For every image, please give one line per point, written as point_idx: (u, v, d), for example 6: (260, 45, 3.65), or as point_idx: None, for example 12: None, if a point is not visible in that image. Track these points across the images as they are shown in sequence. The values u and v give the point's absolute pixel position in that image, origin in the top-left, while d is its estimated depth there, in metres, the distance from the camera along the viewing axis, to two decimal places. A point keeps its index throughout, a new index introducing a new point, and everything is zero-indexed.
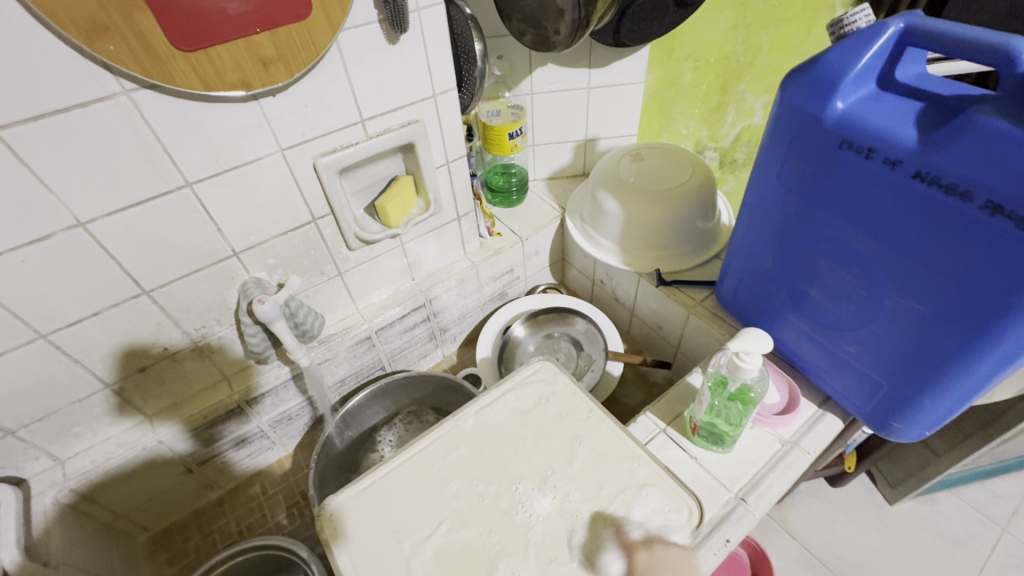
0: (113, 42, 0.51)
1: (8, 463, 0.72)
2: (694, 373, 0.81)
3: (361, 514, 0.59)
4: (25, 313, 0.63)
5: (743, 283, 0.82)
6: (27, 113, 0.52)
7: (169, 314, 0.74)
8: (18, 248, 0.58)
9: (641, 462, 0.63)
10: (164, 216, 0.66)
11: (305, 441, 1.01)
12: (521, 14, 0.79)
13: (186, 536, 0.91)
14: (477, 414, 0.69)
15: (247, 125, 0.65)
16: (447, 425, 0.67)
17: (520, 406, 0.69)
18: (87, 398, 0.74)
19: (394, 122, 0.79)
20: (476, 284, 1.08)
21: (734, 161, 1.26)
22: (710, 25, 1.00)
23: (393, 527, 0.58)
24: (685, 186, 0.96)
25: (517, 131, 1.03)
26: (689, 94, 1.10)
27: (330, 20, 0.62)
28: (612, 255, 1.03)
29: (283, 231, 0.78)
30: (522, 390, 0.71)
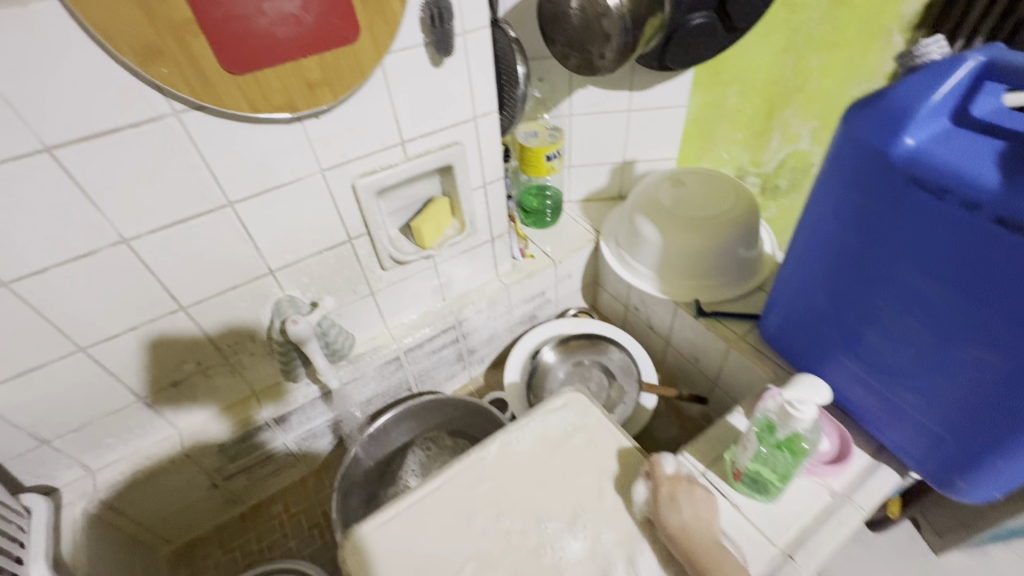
0: (166, 66, 0.52)
1: (41, 472, 0.73)
2: (736, 412, 0.77)
3: (383, 551, 0.56)
4: (66, 326, 0.63)
5: (791, 320, 0.78)
6: (80, 133, 0.53)
7: (203, 329, 0.74)
8: (64, 263, 0.59)
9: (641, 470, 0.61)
10: (204, 233, 0.66)
11: (329, 459, 1.00)
12: (566, 38, 0.77)
13: (207, 551, 0.90)
14: (502, 446, 0.65)
15: (290, 146, 0.65)
16: (473, 457, 0.64)
17: (548, 435, 0.65)
18: (121, 410, 0.74)
19: (433, 144, 0.78)
20: (507, 306, 1.06)
21: (776, 187, 1.21)
22: (758, 49, 0.97)
23: (417, 565, 0.55)
24: (728, 214, 0.92)
25: (555, 153, 1.01)
26: (733, 119, 1.07)
27: (377, 42, 0.62)
28: (649, 283, 0.99)
29: (318, 250, 0.77)
30: (549, 419, 0.67)
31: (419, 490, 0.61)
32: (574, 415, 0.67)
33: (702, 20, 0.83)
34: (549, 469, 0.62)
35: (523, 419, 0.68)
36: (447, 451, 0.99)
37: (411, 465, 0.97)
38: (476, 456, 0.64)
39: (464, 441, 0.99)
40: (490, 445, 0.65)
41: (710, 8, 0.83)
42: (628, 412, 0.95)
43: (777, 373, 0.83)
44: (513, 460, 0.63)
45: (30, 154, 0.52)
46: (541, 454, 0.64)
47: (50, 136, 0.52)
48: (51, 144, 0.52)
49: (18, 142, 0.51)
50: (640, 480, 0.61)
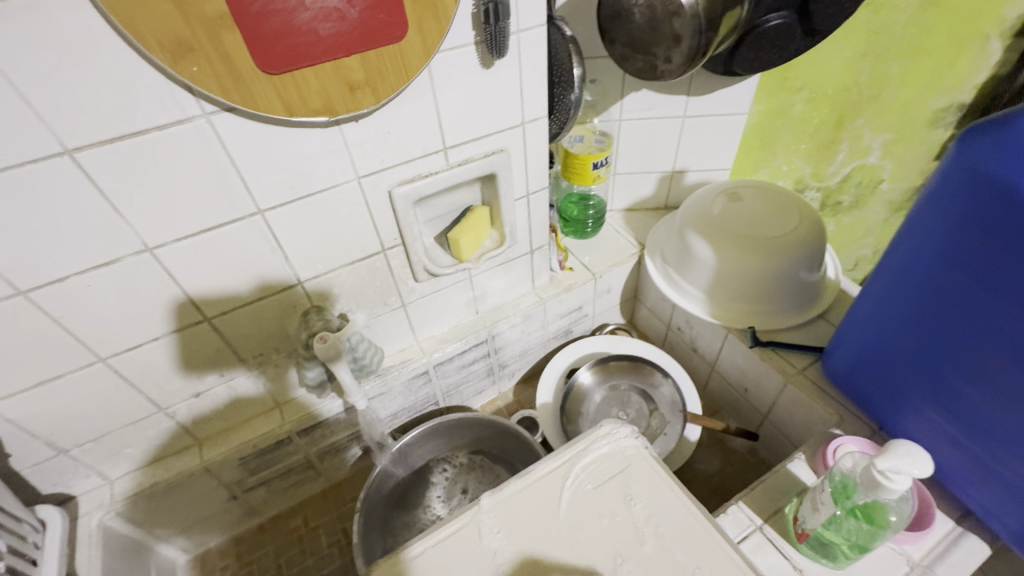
0: (197, 63, 0.47)
1: (58, 480, 0.70)
2: (797, 459, 0.70)
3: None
4: (85, 336, 0.60)
5: (867, 361, 0.70)
6: (103, 136, 0.48)
7: (228, 341, 0.70)
8: (85, 272, 0.55)
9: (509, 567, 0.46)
10: (232, 242, 0.62)
11: (350, 473, 0.96)
12: (628, 38, 0.70)
13: (226, 563, 0.88)
14: (539, 484, 0.51)
15: (325, 151, 0.60)
16: (503, 494, 0.51)
17: (603, 473, 0.52)
18: (140, 421, 0.71)
19: (477, 151, 0.72)
20: (542, 321, 1.00)
21: (838, 203, 1.12)
22: (833, 55, 0.88)
23: None
24: (793, 234, 0.84)
25: (602, 161, 0.93)
26: (797, 128, 0.98)
27: (426, 41, 0.56)
28: (697, 304, 0.92)
29: (350, 260, 0.72)
30: (585, 460, 0.52)
31: (437, 531, 0.49)
32: (619, 454, 0.53)
33: (779, 21, 0.75)
34: (591, 522, 0.49)
35: (557, 455, 0.53)
36: (474, 473, 0.94)
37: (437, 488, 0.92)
38: (507, 493, 0.51)
39: (492, 464, 0.94)
40: (522, 480, 0.52)
41: (789, 7, 0.75)
42: (669, 444, 0.89)
43: (843, 415, 0.75)
44: (553, 505, 0.50)
45: (49, 157, 0.47)
46: (584, 492, 0.51)
47: (71, 138, 0.47)
48: (72, 147, 0.48)
49: (36, 145, 0.46)
50: None
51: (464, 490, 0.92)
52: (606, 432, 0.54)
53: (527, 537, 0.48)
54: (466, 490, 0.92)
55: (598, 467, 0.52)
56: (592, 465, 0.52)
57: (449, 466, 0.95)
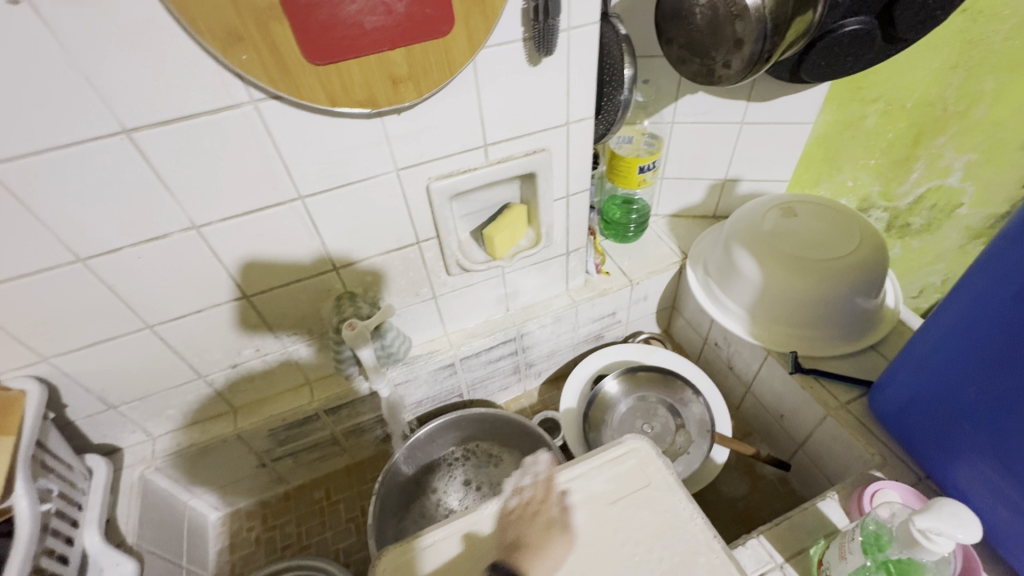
0: (247, 52, 0.48)
1: (107, 432, 0.76)
2: (830, 499, 0.66)
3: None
4: (135, 303, 0.63)
5: (920, 403, 0.64)
6: (160, 118, 0.51)
7: (265, 318, 0.73)
8: (139, 244, 0.59)
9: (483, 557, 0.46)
10: (274, 225, 0.64)
11: (373, 453, 0.99)
12: (686, 39, 0.67)
13: (251, 526, 0.92)
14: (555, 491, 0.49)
15: (366, 142, 0.61)
16: (502, 500, 0.49)
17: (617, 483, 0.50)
18: (182, 385, 0.75)
19: (519, 149, 0.71)
20: (573, 324, 0.99)
21: (907, 226, 1.04)
22: (917, 65, 0.80)
23: None
24: (850, 258, 0.78)
25: (649, 165, 0.90)
26: (868, 142, 0.91)
27: (471, 36, 0.55)
28: (737, 322, 0.88)
29: (384, 250, 0.73)
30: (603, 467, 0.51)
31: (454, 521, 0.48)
32: (635, 466, 0.51)
33: (856, 26, 0.69)
34: (617, 536, 0.47)
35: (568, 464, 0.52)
36: (474, 465, 0.95)
37: (440, 485, 0.93)
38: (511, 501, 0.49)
39: (484, 453, 0.96)
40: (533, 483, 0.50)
41: (871, 11, 0.69)
42: (694, 464, 0.86)
43: (886, 457, 0.70)
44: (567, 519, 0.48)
45: (109, 135, 0.50)
46: (601, 507, 0.48)
47: (130, 119, 0.50)
48: (130, 127, 0.50)
49: (98, 124, 0.49)
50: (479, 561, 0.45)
51: (476, 483, 0.93)
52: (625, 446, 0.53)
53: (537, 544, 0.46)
54: (470, 479, 0.93)
55: (615, 484, 0.50)
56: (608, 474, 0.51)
57: (444, 462, 0.95)
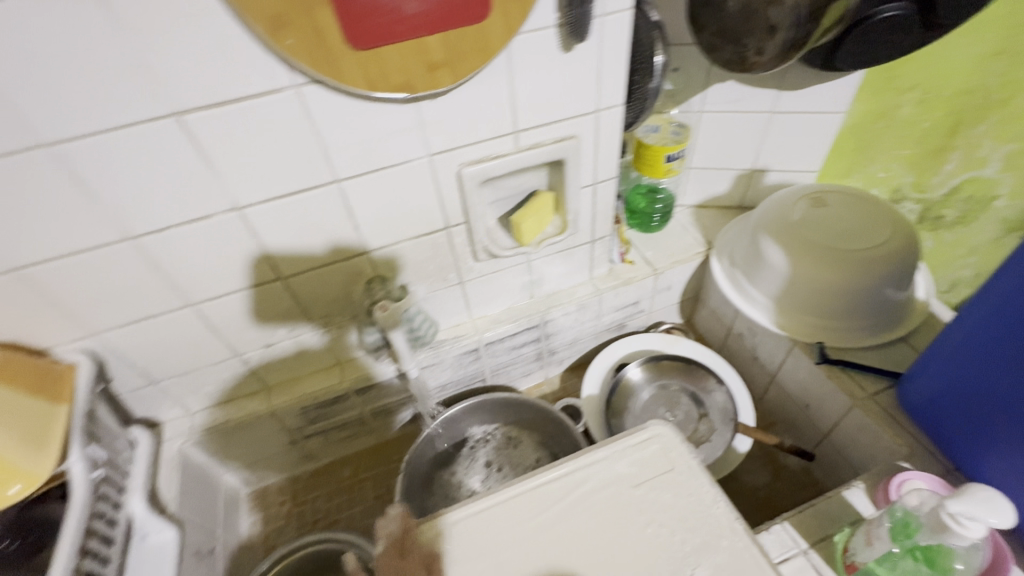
0: (292, 36, 0.49)
1: (148, 406, 0.79)
2: (855, 487, 0.66)
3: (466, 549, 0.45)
4: (179, 281, 0.66)
5: (952, 395, 0.64)
6: (208, 101, 0.53)
7: (299, 299, 0.75)
8: (184, 224, 0.61)
9: None
10: (311, 207, 0.66)
11: (398, 434, 1.02)
12: (718, 25, 0.67)
13: (281, 501, 0.95)
14: (577, 475, 0.49)
15: (401, 127, 0.62)
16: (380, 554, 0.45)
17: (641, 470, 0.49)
18: (219, 363, 0.78)
19: (549, 136, 0.71)
20: (597, 312, 1.00)
21: (939, 218, 1.02)
22: (955, 52, 0.79)
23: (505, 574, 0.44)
24: (881, 248, 0.77)
25: (677, 154, 0.89)
26: (902, 132, 0.89)
27: (506, 21, 0.56)
28: (763, 312, 0.87)
29: (415, 234, 0.75)
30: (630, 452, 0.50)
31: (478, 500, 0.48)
32: (658, 452, 0.50)
33: (894, 13, 0.68)
34: (639, 518, 0.46)
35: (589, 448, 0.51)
36: (496, 447, 0.96)
37: (463, 467, 0.95)
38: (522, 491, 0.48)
39: (504, 436, 0.97)
40: (555, 468, 0.49)
41: None
42: (716, 452, 0.86)
43: (913, 448, 0.70)
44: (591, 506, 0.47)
45: (161, 117, 0.52)
46: (624, 491, 0.48)
47: (180, 102, 0.52)
48: (180, 110, 0.52)
49: (151, 106, 0.51)
50: None
51: (498, 465, 0.94)
52: (648, 430, 0.51)
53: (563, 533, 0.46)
54: (492, 461, 0.95)
55: (639, 467, 0.49)
56: (631, 458, 0.50)
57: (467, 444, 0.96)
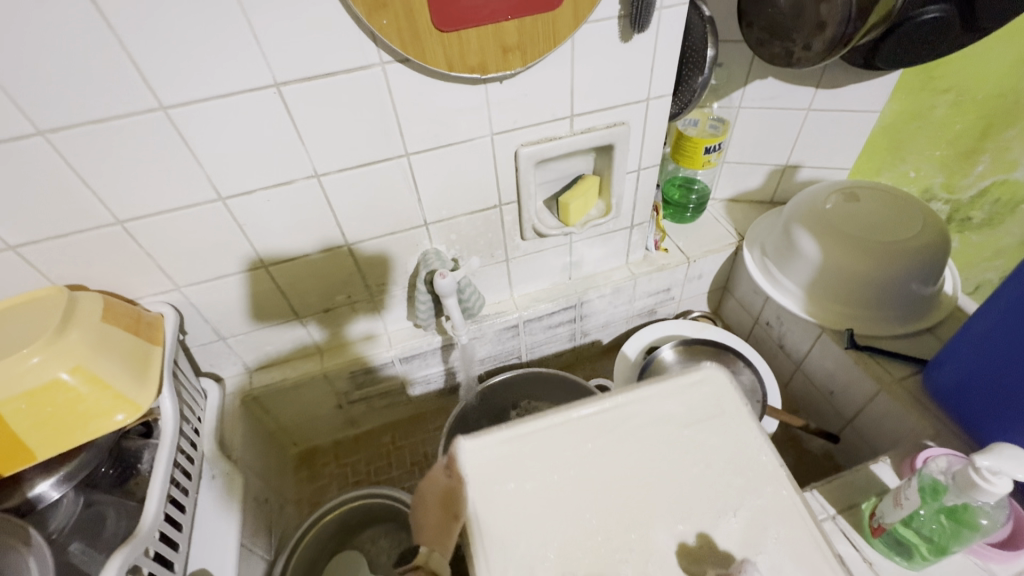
0: (387, 18, 0.55)
1: (212, 362, 0.85)
2: (882, 463, 0.70)
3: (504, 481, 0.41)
4: (257, 243, 0.72)
5: (977, 375, 0.67)
6: (305, 74, 0.58)
7: (360, 267, 0.81)
8: (268, 188, 0.67)
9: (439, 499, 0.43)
10: (381, 179, 0.71)
11: (435, 406, 1.07)
12: (767, 22, 0.72)
13: (325, 462, 1.01)
14: (624, 409, 0.45)
15: (469, 106, 0.67)
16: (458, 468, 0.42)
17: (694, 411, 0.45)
18: (282, 324, 0.84)
19: (601, 121, 0.76)
20: (631, 296, 1.04)
21: (967, 220, 1.05)
22: (990, 56, 0.82)
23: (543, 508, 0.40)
24: (912, 241, 0.81)
25: (715, 146, 0.93)
26: (935, 132, 0.93)
27: (577, 11, 0.61)
28: (793, 300, 0.91)
29: (470, 210, 0.80)
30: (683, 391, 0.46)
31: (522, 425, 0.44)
32: (708, 397, 0.46)
33: (936, 14, 0.72)
34: (686, 459, 0.43)
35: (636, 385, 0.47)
36: None
37: None
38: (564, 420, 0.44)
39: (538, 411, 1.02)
40: (603, 401, 0.45)
41: None
42: None
43: (938, 430, 0.73)
44: (635, 446, 0.43)
45: (264, 87, 0.58)
46: (672, 430, 0.44)
47: (281, 74, 0.57)
48: (280, 81, 0.58)
49: (257, 77, 0.57)
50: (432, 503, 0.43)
51: None
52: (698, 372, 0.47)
53: (599, 472, 0.42)
54: None
55: (687, 408, 0.45)
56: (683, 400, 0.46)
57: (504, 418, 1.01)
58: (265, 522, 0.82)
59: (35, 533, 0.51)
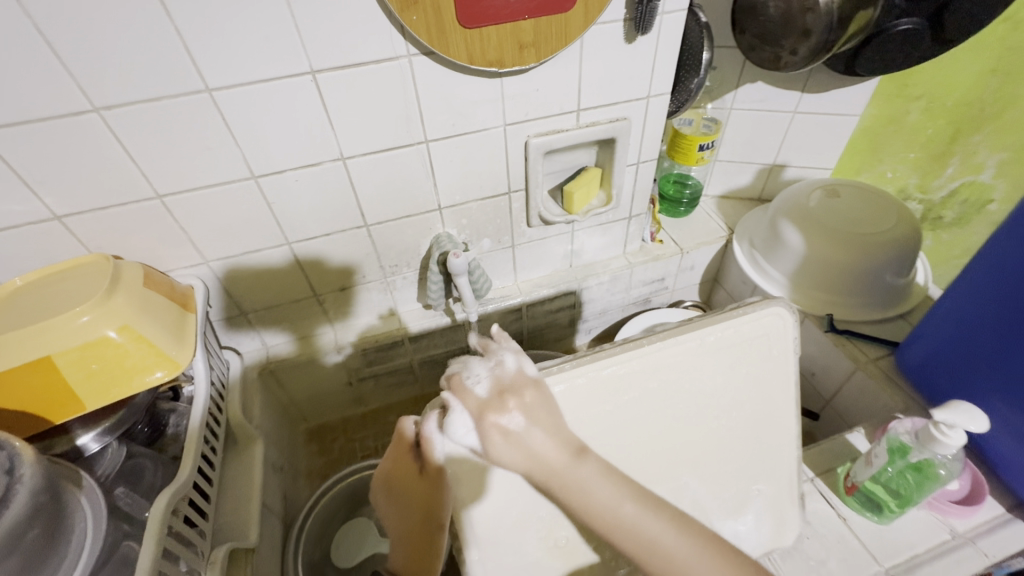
0: (417, 14, 0.60)
1: (233, 337, 0.89)
2: (856, 432, 0.76)
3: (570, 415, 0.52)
4: (283, 221, 0.77)
5: (940, 353, 0.74)
6: (337, 63, 0.64)
7: (376, 248, 0.86)
8: (296, 169, 0.71)
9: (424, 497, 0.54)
10: (401, 163, 0.76)
11: (440, 387, 1.13)
12: (758, 29, 0.78)
13: (334, 437, 1.07)
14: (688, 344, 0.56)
15: (485, 98, 0.73)
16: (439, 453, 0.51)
17: (739, 356, 0.57)
18: (301, 301, 0.89)
19: (605, 116, 0.82)
20: (627, 284, 1.10)
21: (939, 218, 1.13)
22: (959, 66, 0.90)
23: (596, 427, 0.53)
24: (885, 234, 0.88)
25: (709, 143, 1.00)
26: (910, 136, 1.01)
27: (587, 13, 0.66)
28: (778, 288, 0.98)
29: (482, 196, 0.85)
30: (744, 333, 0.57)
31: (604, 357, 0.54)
32: (755, 345, 0.57)
33: (909, 27, 0.79)
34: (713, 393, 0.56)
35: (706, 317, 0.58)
36: None
37: None
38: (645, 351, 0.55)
39: None
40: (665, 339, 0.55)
41: (923, 13, 0.78)
42: None
43: (908, 404, 0.80)
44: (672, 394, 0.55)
45: (301, 74, 0.63)
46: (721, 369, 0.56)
47: (317, 62, 0.63)
48: (316, 69, 0.63)
49: (295, 65, 0.62)
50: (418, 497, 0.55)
51: None
52: (767, 306, 0.58)
53: (682, 372, 0.55)
54: None
55: (733, 358, 0.57)
56: (748, 328, 0.57)
57: None
58: (280, 487, 0.87)
59: (85, 477, 0.55)
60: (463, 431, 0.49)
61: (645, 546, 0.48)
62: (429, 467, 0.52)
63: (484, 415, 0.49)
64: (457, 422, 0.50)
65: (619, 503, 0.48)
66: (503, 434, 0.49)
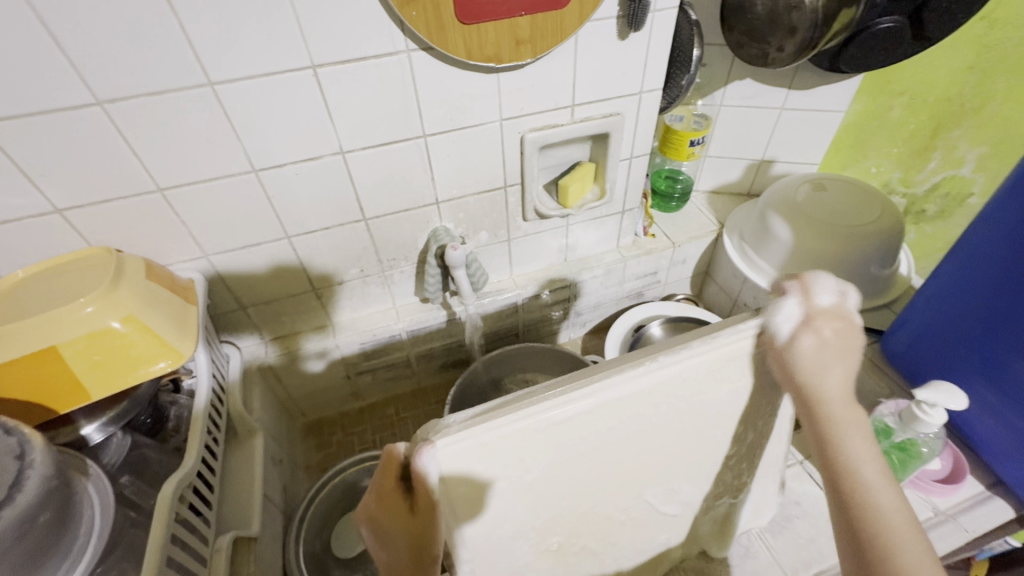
0: (416, 10, 0.62)
1: (232, 332, 0.90)
2: None
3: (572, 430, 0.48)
4: (282, 214, 0.77)
5: (924, 339, 0.77)
6: (337, 58, 0.65)
7: (375, 242, 0.87)
8: (297, 162, 0.72)
9: (412, 535, 0.44)
10: (400, 157, 0.78)
11: (437, 381, 1.14)
12: (746, 26, 0.81)
13: (332, 431, 1.07)
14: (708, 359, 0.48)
15: (482, 94, 0.75)
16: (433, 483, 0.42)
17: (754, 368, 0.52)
18: (300, 295, 0.89)
19: (599, 112, 0.84)
20: (620, 278, 1.12)
21: (922, 212, 1.15)
22: (940, 63, 0.93)
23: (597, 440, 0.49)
24: (870, 225, 0.91)
25: (698, 139, 1.03)
26: (893, 131, 1.04)
27: (582, 9, 0.68)
28: (768, 280, 1.01)
29: (478, 190, 0.87)
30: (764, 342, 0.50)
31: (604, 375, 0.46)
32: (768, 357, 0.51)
33: (890, 24, 0.82)
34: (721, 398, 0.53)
35: (716, 324, 0.50)
36: None
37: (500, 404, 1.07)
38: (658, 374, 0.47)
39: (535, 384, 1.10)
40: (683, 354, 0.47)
41: (903, 11, 0.81)
42: None
43: (893, 390, 0.82)
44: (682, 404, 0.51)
45: (302, 69, 0.64)
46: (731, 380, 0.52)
47: (318, 57, 0.64)
48: (317, 64, 0.64)
49: (297, 60, 0.63)
50: (403, 538, 0.45)
51: None
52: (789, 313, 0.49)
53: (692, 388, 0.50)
54: None
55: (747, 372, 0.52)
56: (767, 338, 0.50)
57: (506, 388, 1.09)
58: (280, 480, 0.88)
59: (92, 466, 0.55)
60: (785, 319, 0.48)
61: (862, 506, 0.43)
62: (422, 497, 0.43)
63: (818, 316, 0.47)
64: (789, 310, 0.48)
65: (865, 463, 0.45)
66: (821, 341, 0.47)
